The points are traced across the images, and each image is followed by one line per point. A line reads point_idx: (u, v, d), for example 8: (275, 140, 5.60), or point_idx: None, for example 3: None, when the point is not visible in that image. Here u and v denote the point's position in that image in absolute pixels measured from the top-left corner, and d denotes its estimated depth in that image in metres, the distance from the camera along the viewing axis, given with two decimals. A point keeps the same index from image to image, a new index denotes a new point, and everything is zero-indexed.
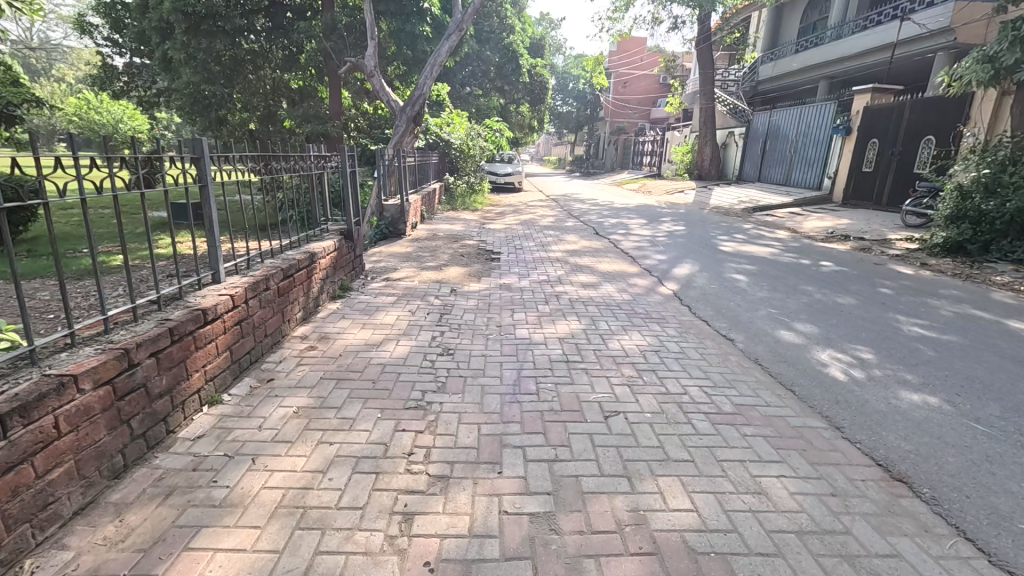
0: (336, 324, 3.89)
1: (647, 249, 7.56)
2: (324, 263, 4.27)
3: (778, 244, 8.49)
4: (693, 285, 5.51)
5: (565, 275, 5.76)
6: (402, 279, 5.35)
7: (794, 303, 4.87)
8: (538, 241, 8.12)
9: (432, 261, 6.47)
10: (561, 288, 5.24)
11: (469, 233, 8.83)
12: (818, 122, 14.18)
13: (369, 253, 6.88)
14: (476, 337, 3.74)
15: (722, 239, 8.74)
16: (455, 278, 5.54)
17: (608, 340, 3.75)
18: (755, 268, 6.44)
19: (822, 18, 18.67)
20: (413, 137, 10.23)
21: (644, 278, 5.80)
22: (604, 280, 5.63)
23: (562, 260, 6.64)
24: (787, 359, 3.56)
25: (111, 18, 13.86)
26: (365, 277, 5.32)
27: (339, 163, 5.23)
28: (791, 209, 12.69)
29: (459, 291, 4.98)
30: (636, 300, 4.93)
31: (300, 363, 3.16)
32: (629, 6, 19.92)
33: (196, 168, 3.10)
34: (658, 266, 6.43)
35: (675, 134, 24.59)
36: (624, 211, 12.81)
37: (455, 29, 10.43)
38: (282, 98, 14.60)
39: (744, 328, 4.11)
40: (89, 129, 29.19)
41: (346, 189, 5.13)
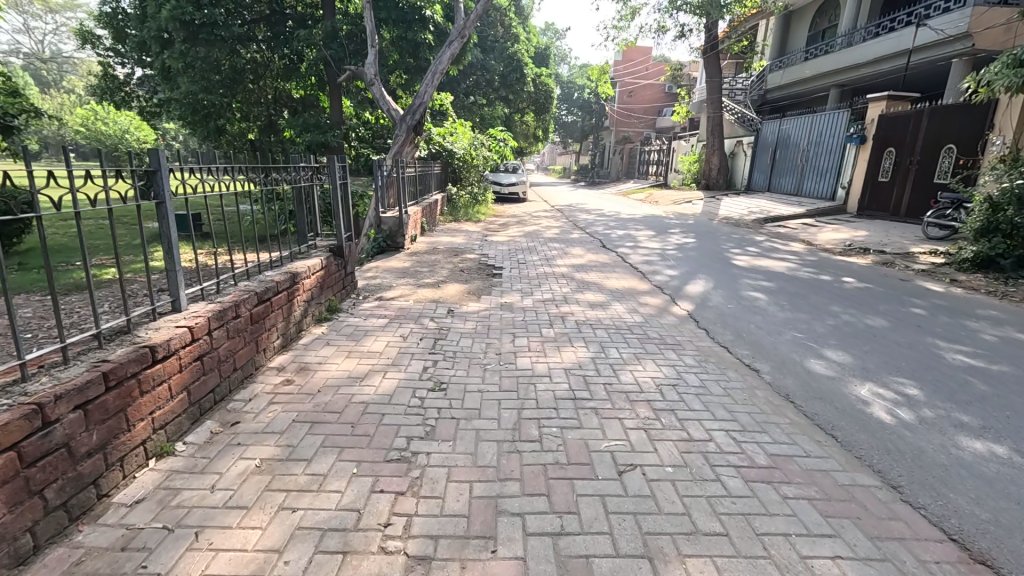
0: (318, 352, 3.53)
1: (658, 263, 7.18)
2: (308, 283, 3.92)
3: (795, 258, 8.08)
4: (709, 304, 5.12)
5: (571, 293, 5.39)
6: (396, 297, 4.99)
7: (820, 326, 4.47)
8: (542, 254, 7.75)
9: (430, 277, 6.12)
10: (567, 308, 4.86)
11: (471, 246, 8.49)
12: (831, 130, 13.81)
13: (364, 268, 6.55)
14: (471, 367, 3.37)
15: (735, 252, 8.35)
16: (453, 296, 5.18)
17: (619, 371, 3.37)
18: (773, 285, 6.05)
19: (832, 25, 18.35)
20: (413, 147, 9.95)
21: (656, 297, 5.42)
22: (613, 299, 5.25)
23: (568, 276, 6.27)
24: (822, 393, 3.15)
25: (113, 28, 13.74)
26: (356, 296, 4.97)
27: (330, 173, 4.88)
28: (804, 219, 12.29)
29: (457, 312, 4.62)
30: (648, 322, 4.54)
31: (272, 402, 2.80)
32: (635, 14, 19.69)
33: (151, 183, 2.59)
34: (670, 282, 6.06)
35: (681, 143, 24.26)
36: (631, 222, 12.46)
37: (457, 36, 10.16)
38: (284, 107, 14.40)
39: (770, 355, 3.72)
40: (97, 139, 29.36)
41: (337, 202, 4.78)
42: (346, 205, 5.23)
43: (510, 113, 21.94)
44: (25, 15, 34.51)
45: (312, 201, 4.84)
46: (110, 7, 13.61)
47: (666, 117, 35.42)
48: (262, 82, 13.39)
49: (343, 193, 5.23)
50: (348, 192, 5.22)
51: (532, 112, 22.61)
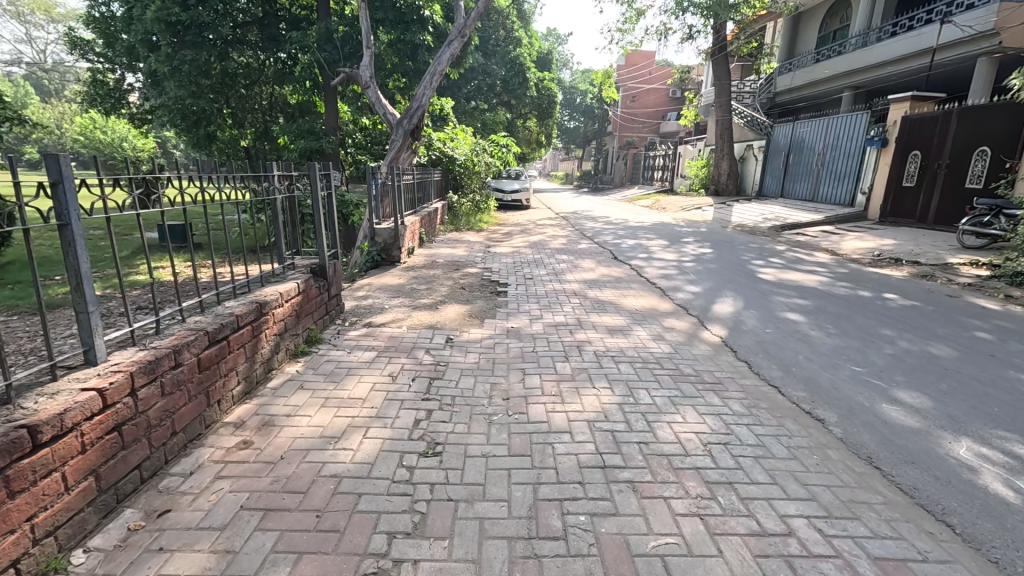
0: (289, 399, 2.91)
1: (677, 278, 6.57)
2: (280, 313, 3.32)
3: (824, 270, 7.46)
4: (743, 329, 4.50)
5: (585, 316, 4.78)
6: (387, 322, 4.39)
7: (879, 356, 3.85)
8: (549, 268, 7.15)
9: (427, 296, 5.52)
10: (583, 335, 4.25)
11: (473, 258, 7.91)
12: (848, 133, 13.21)
13: (356, 286, 5.95)
14: (474, 420, 2.75)
15: (759, 265, 7.72)
16: (453, 320, 4.57)
17: (654, 423, 2.76)
18: (809, 303, 5.43)
19: (844, 26, 17.84)
20: (411, 153, 9.39)
21: (682, 319, 4.82)
22: (633, 323, 4.63)
23: (580, 294, 5.66)
24: (911, 453, 2.53)
25: (103, 33, 13.30)
26: (343, 321, 4.36)
27: (311, 183, 4.22)
28: (823, 227, 11.67)
29: (456, 341, 4.00)
30: (678, 352, 3.92)
31: (218, 477, 2.19)
32: (640, 16, 19.25)
33: (50, 197, 1.90)
34: (694, 301, 5.45)
35: (688, 148, 23.69)
36: (641, 231, 11.86)
37: (457, 35, 9.58)
38: (280, 114, 13.93)
39: (832, 399, 3.10)
40: (97, 148, 28.99)
41: (319, 218, 4.16)
42: (330, 220, 4.59)
43: (512, 118, 21.46)
44: (25, 24, 34.21)
45: (290, 216, 4.23)
46: (99, 10, 13.16)
47: (670, 122, 34.96)
48: (257, 88, 12.93)
49: (329, 207, 4.59)
50: (334, 205, 4.57)
51: (535, 116, 22.12)
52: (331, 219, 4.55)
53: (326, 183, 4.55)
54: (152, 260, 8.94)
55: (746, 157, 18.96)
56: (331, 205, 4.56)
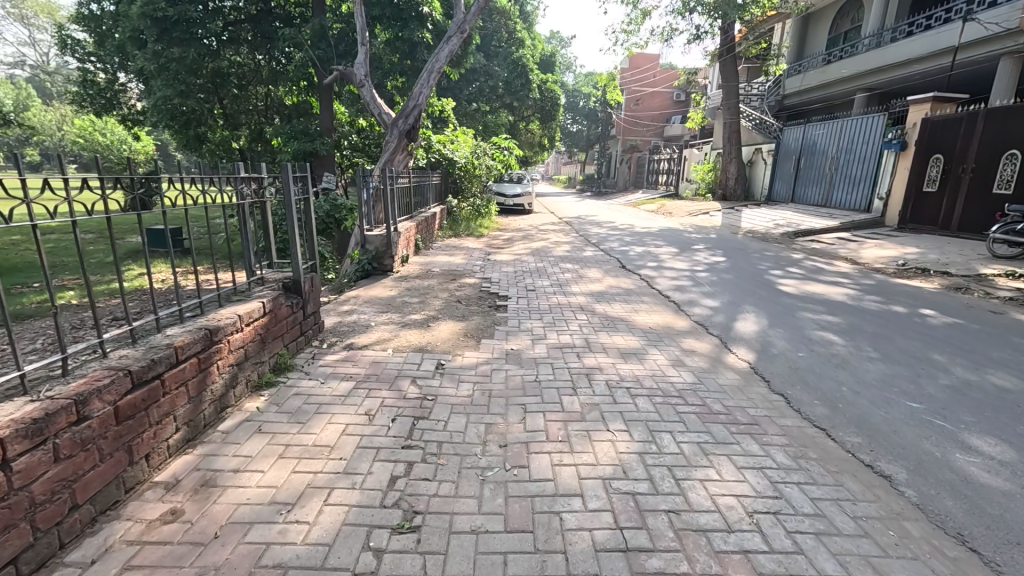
0: (241, 448, 2.41)
1: (692, 290, 6.07)
2: (238, 339, 2.82)
3: (848, 281, 6.95)
4: (772, 352, 3.99)
5: (594, 336, 4.27)
6: (372, 344, 3.90)
7: (936, 387, 3.33)
8: (553, 278, 6.65)
9: (419, 310, 5.03)
10: (592, 359, 3.75)
11: (472, 266, 7.42)
12: (865, 136, 12.68)
13: (342, 299, 5.48)
14: (463, 477, 2.26)
15: (777, 275, 7.22)
16: (446, 341, 4.06)
17: (683, 483, 2.25)
18: (842, 321, 4.90)
19: (855, 27, 17.37)
20: (406, 155, 8.93)
21: (702, 340, 4.31)
22: (647, 344, 4.12)
23: (586, 309, 5.17)
24: (1010, 527, 2.01)
25: (92, 31, 12.94)
26: (321, 342, 3.86)
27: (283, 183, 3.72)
28: (839, 233, 11.16)
29: (447, 367, 3.49)
30: (703, 381, 3.40)
31: (124, 570, 1.68)
32: (646, 16, 18.80)
33: None
34: (713, 318, 4.95)
35: (693, 152, 23.22)
36: (649, 237, 11.35)
37: (456, 31, 9.12)
38: (276, 116, 13.52)
39: (894, 446, 2.58)
40: (98, 150, 28.77)
41: (292, 226, 3.67)
42: (309, 227, 4.08)
43: (515, 121, 21.03)
44: (29, 27, 33.95)
45: (261, 224, 3.75)
46: (88, 8, 12.77)
47: (674, 125, 34.55)
48: (250, 89, 12.56)
49: (308, 213, 4.08)
50: (313, 211, 4.05)
51: (538, 120, 21.67)
52: (310, 226, 4.05)
53: (304, 187, 4.05)
54: (140, 266, 9.71)
55: (754, 161, 18.47)
56: (309, 211, 4.05)
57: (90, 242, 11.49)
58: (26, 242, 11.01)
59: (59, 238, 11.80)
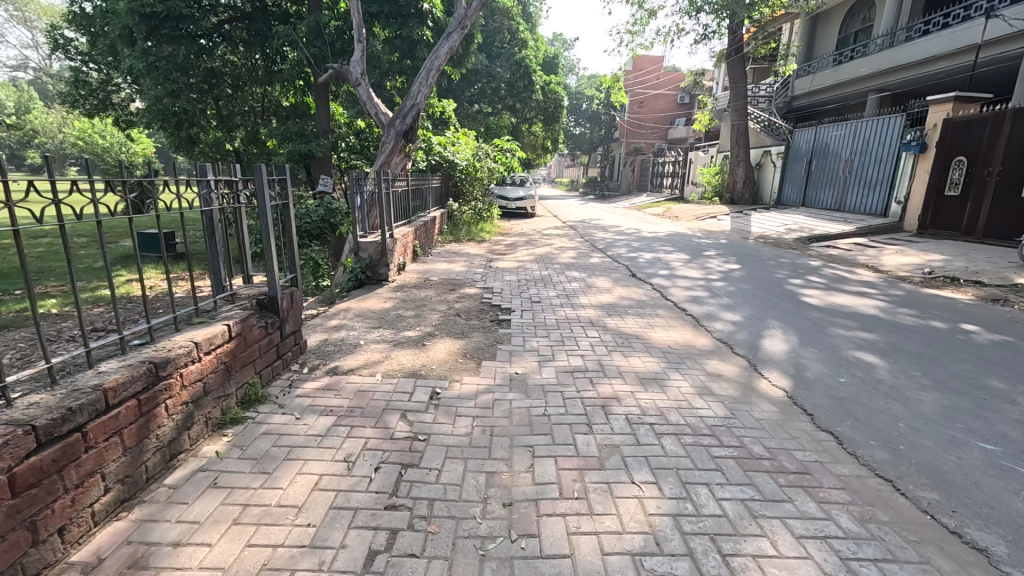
0: (188, 510, 1.97)
1: (710, 303, 5.63)
2: (194, 373, 2.38)
3: (875, 292, 6.51)
4: (810, 377, 3.55)
5: (608, 358, 3.83)
6: (359, 367, 3.48)
7: (1007, 424, 2.88)
8: (560, 288, 6.22)
9: (415, 325, 4.62)
10: (609, 386, 3.31)
11: (473, 275, 6.99)
12: (881, 138, 12.26)
13: (333, 312, 5.06)
14: (458, 551, 1.83)
15: (798, 285, 6.79)
16: (442, 363, 3.63)
17: (732, 560, 1.81)
18: (879, 339, 4.45)
19: (866, 26, 16.95)
20: (404, 157, 8.53)
21: (728, 361, 3.88)
22: (667, 367, 3.68)
23: (597, 324, 4.74)
24: None
25: (82, 29, 12.53)
26: (301, 367, 3.43)
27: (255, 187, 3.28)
28: (856, 239, 10.72)
29: (442, 398, 3.06)
30: (737, 415, 2.95)
31: None
32: (652, 16, 18.42)
33: None
34: (736, 335, 4.51)
35: (699, 155, 22.80)
36: (658, 242, 10.93)
37: (457, 26, 8.70)
38: (272, 117, 13.14)
39: (980, 506, 2.14)
40: (95, 151, 28.35)
41: (266, 235, 3.24)
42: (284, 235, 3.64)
43: (518, 123, 20.63)
44: (29, 29, 33.52)
45: (236, 235, 3.29)
46: (78, 6, 12.37)
47: (678, 127, 34.10)
48: (245, 89, 12.16)
49: (285, 219, 3.63)
50: (291, 218, 3.61)
51: (541, 122, 21.28)
52: (289, 235, 3.60)
53: (283, 191, 3.60)
54: (130, 271, 9.41)
55: (763, 164, 18.04)
56: (286, 217, 3.61)
57: (81, 245, 11.25)
58: (13, 246, 10.72)
59: (48, 241, 11.54)
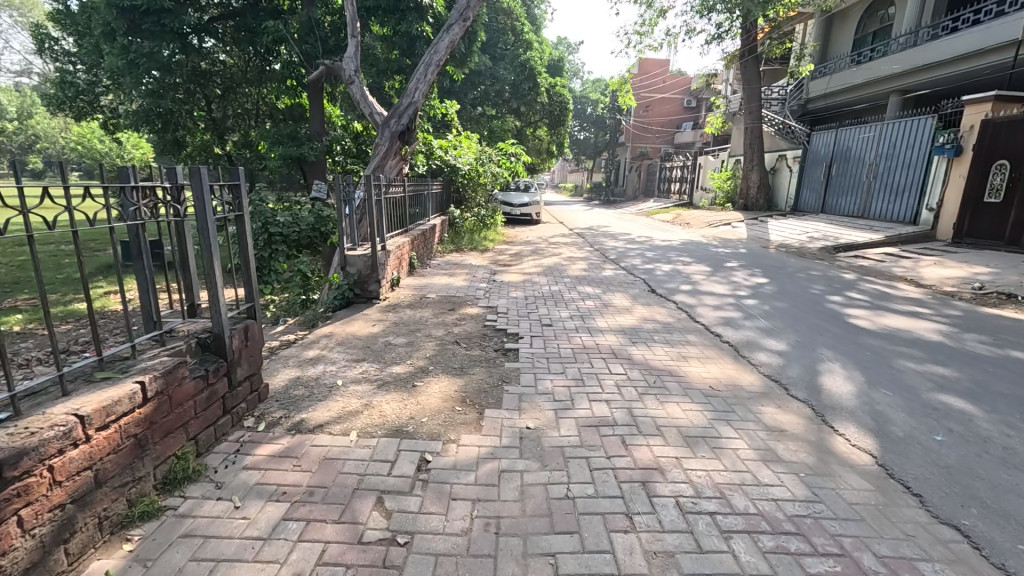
0: None
1: (746, 327, 4.92)
2: (76, 458, 1.68)
3: (928, 311, 5.77)
4: (896, 433, 2.83)
5: (640, 405, 3.12)
6: (330, 423, 2.77)
7: None
8: (572, 308, 5.51)
9: (406, 357, 3.91)
10: (648, 450, 2.59)
11: (475, 291, 6.28)
12: (909, 141, 11.53)
13: (312, 339, 4.36)
14: None
15: (838, 303, 6.07)
16: (433, 415, 2.91)
17: None
18: (960, 375, 3.72)
19: (885, 26, 16.28)
20: (400, 161, 7.84)
21: (787, 409, 3.16)
22: (715, 420, 2.95)
23: (621, 355, 4.02)
24: None
25: (66, 26, 11.93)
26: (257, 421, 2.72)
27: (195, 196, 2.52)
28: (886, 249, 10.00)
29: (432, 472, 2.36)
30: (822, 498, 2.22)
31: None
32: (661, 16, 17.78)
33: None
34: (787, 371, 3.78)
35: (709, 159, 22.12)
36: (674, 252, 10.22)
37: (459, 19, 8.04)
38: (268, 120, 12.57)
39: None
40: (92, 156, 28.00)
41: (208, 259, 2.51)
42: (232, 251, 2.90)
43: (522, 127, 20.01)
44: (27, 32, 33.03)
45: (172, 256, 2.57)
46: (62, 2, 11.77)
47: (684, 132, 33.34)
48: (237, 91, 11.56)
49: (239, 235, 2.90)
50: (247, 233, 2.88)
51: (546, 125, 20.62)
52: (245, 254, 2.88)
53: (236, 199, 2.86)
54: (113, 281, 8.78)
55: (778, 168, 17.31)
56: (241, 232, 2.88)
57: (67, 253, 10.64)
58: None
59: (30, 250, 10.91)
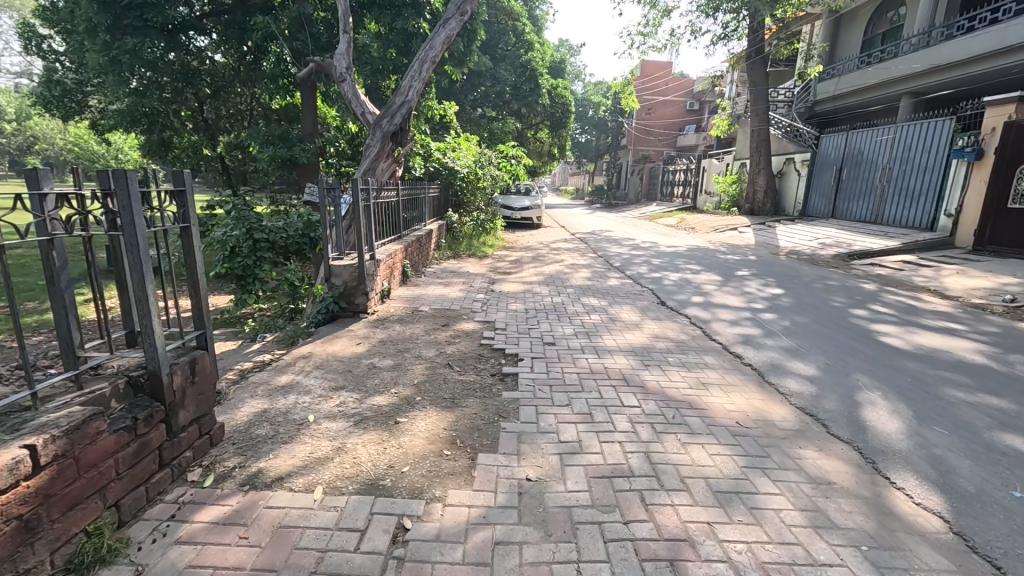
0: None
1: (768, 346, 4.47)
2: None
3: (963, 327, 5.32)
4: (966, 488, 2.38)
5: (658, 448, 2.67)
6: (290, 474, 2.32)
7: None
8: (576, 324, 5.06)
9: (390, 384, 3.46)
10: (676, 513, 2.13)
11: (471, 303, 5.83)
12: (925, 144, 11.12)
13: (288, 362, 3.91)
14: None
15: (863, 318, 5.62)
16: (416, 463, 2.47)
17: None
18: (1018, 408, 3.27)
19: (896, 26, 15.86)
20: (392, 163, 7.42)
21: (832, 453, 2.70)
22: (748, 468, 2.50)
23: (633, 383, 3.56)
24: None
25: (50, 24, 11.51)
26: (205, 473, 2.28)
27: (121, 207, 2.02)
28: (904, 257, 9.55)
29: (411, 546, 1.92)
30: None
31: None
32: (666, 16, 17.37)
33: None
34: (823, 403, 3.33)
35: (714, 162, 21.69)
36: (681, 259, 9.77)
37: (455, 13, 7.62)
38: (260, 121, 12.16)
39: None
40: (87, 157, 27.59)
41: (139, 285, 2.06)
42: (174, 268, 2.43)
43: (522, 129, 19.61)
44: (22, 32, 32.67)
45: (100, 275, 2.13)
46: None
47: (687, 135, 32.97)
48: (228, 91, 11.17)
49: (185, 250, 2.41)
50: (195, 250, 2.40)
51: (547, 127, 20.20)
52: (192, 274, 2.42)
53: (182, 208, 2.37)
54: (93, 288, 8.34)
55: (785, 172, 16.88)
56: (188, 247, 2.40)
57: (50, 258, 10.21)
58: None
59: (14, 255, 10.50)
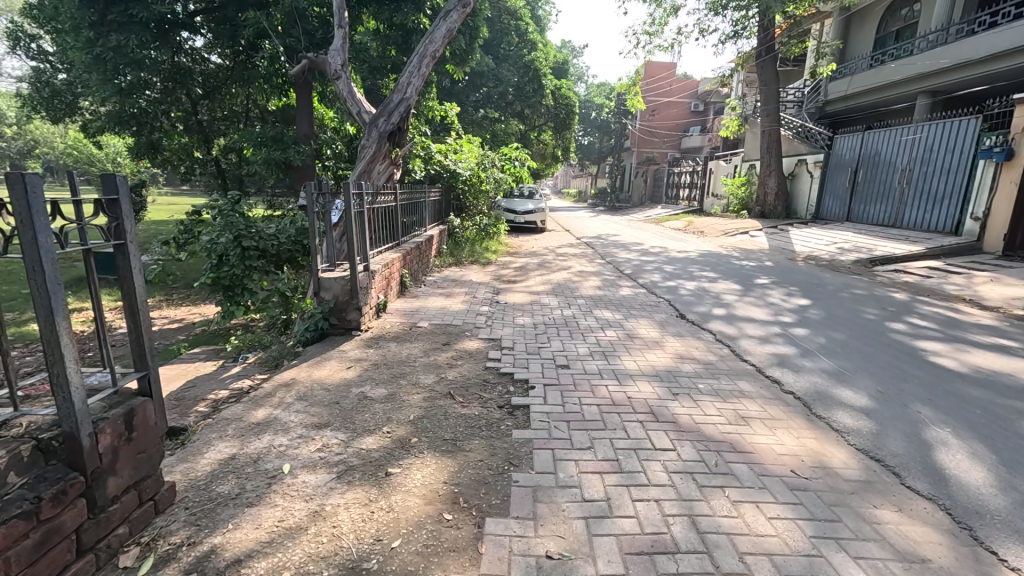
0: None
1: (808, 369, 3.98)
2: None
3: (1016, 344, 4.82)
4: None
5: (704, 509, 2.19)
6: (250, 553, 1.85)
7: None
8: (591, 342, 4.57)
9: (381, 420, 2.98)
10: None
11: (474, 317, 5.37)
12: (947, 144, 10.64)
13: (266, 391, 3.44)
14: None
15: (903, 332, 5.13)
16: (409, 537, 1.99)
17: None
18: None
19: (911, 23, 15.38)
20: (390, 164, 6.98)
21: (917, 517, 2.20)
22: (820, 541, 2.02)
23: (663, 417, 3.08)
24: None
25: (37, 23, 11.11)
26: (143, 554, 1.81)
27: (20, 222, 1.52)
28: (930, 263, 9.06)
29: None
30: None
31: None
32: (673, 14, 16.92)
33: None
34: (888, 445, 2.83)
35: (721, 164, 21.23)
36: (694, 265, 9.31)
37: (457, 6, 7.16)
38: (255, 122, 11.74)
39: None
40: (83, 160, 27.21)
41: (48, 323, 1.58)
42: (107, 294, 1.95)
43: (525, 130, 19.17)
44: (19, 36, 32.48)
45: None
46: None
47: (692, 136, 32.58)
48: (221, 91, 10.76)
49: (119, 274, 1.93)
50: (132, 273, 1.92)
51: (551, 129, 19.75)
52: (130, 303, 1.94)
53: (115, 222, 1.87)
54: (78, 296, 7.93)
55: (797, 174, 16.40)
56: (123, 270, 1.91)
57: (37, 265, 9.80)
58: None
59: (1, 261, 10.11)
